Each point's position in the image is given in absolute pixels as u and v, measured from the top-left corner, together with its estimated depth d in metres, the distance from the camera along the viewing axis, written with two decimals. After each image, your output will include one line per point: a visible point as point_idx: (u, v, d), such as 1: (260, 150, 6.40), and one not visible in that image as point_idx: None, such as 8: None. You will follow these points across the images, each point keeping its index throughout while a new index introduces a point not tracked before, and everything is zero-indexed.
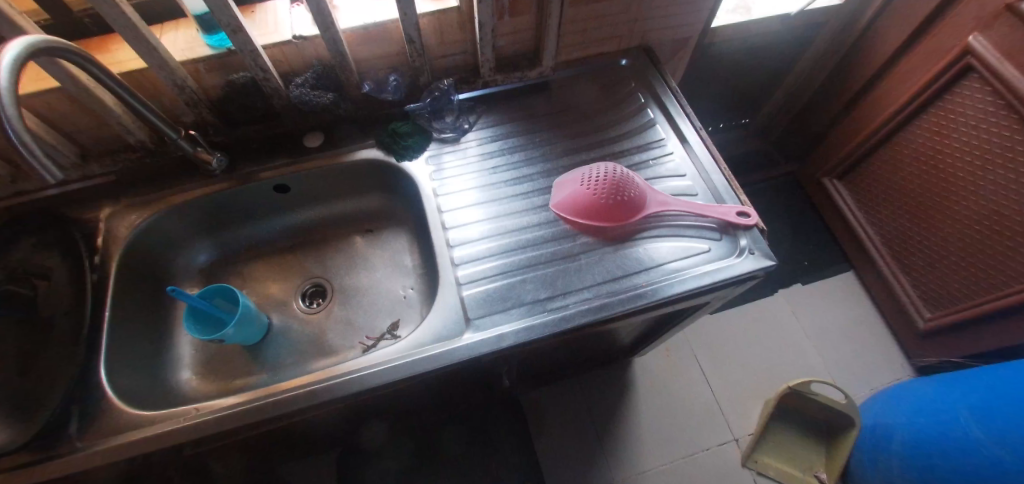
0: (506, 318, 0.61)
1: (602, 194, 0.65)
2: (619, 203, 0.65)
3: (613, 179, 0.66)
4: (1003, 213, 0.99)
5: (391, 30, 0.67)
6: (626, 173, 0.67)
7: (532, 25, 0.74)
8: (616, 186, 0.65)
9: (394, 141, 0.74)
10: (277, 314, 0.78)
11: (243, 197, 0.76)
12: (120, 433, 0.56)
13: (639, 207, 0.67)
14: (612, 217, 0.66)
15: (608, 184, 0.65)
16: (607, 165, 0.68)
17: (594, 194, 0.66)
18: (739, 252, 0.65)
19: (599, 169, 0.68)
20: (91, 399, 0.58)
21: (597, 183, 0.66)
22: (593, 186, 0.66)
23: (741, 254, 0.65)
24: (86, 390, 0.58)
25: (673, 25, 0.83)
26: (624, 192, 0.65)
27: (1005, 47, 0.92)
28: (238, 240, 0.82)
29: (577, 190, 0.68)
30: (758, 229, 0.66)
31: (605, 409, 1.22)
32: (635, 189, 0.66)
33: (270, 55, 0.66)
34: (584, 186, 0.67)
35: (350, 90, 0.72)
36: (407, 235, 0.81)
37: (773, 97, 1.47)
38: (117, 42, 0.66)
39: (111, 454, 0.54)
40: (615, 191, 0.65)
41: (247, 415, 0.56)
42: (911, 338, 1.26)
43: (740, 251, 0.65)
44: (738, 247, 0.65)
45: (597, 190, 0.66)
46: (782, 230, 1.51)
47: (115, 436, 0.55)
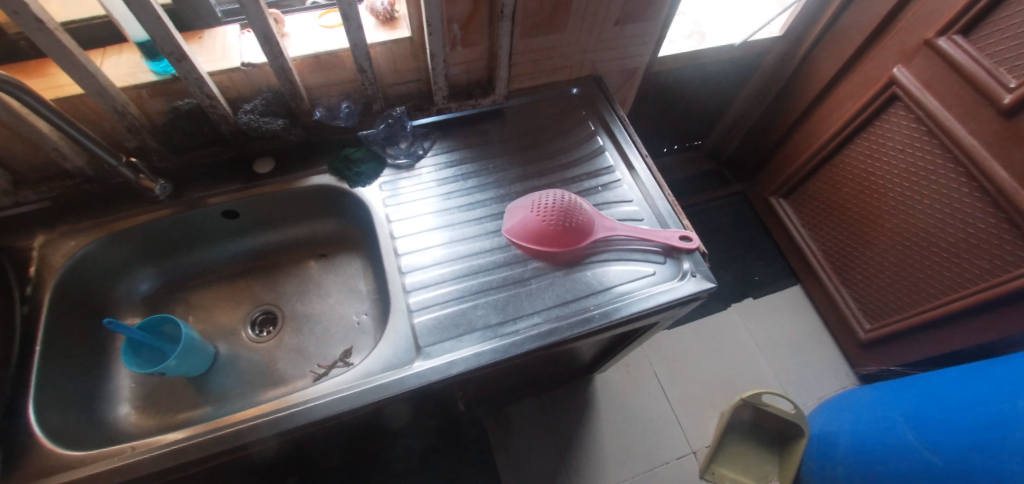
0: (457, 345, 0.61)
1: (551, 220, 0.67)
2: (568, 228, 0.67)
3: (562, 205, 0.68)
4: (931, 230, 1.08)
5: (342, 58, 0.68)
6: (574, 200, 0.70)
7: (485, 55, 0.76)
8: (565, 212, 0.68)
9: (347, 167, 0.74)
10: (224, 343, 0.76)
11: (189, 224, 0.75)
12: (45, 476, 0.53)
13: (588, 232, 0.69)
14: (563, 242, 0.68)
15: (557, 211, 0.68)
16: (556, 193, 0.70)
17: (544, 220, 0.68)
18: (682, 274, 0.67)
19: (549, 196, 0.70)
20: (14, 440, 0.55)
21: (546, 209, 0.68)
22: (543, 212, 0.68)
23: (685, 276, 0.67)
24: (10, 431, 0.55)
25: (621, 56, 0.87)
26: (572, 218, 0.68)
27: (925, 78, 1.02)
28: (184, 266, 0.80)
29: (528, 216, 0.69)
30: (700, 252, 0.69)
31: (568, 425, 1.24)
32: (583, 215, 0.69)
33: (217, 81, 0.65)
34: (534, 213, 0.69)
35: (301, 117, 0.72)
36: (361, 261, 0.81)
37: (724, 119, 1.55)
38: (55, 66, 0.64)
39: None
40: (564, 217, 0.67)
41: (185, 453, 0.54)
42: (854, 348, 1.34)
43: (683, 274, 0.68)
44: (682, 269, 0.68)
45: (546, 216, 0.68)
46: (736, 246, 1.58)
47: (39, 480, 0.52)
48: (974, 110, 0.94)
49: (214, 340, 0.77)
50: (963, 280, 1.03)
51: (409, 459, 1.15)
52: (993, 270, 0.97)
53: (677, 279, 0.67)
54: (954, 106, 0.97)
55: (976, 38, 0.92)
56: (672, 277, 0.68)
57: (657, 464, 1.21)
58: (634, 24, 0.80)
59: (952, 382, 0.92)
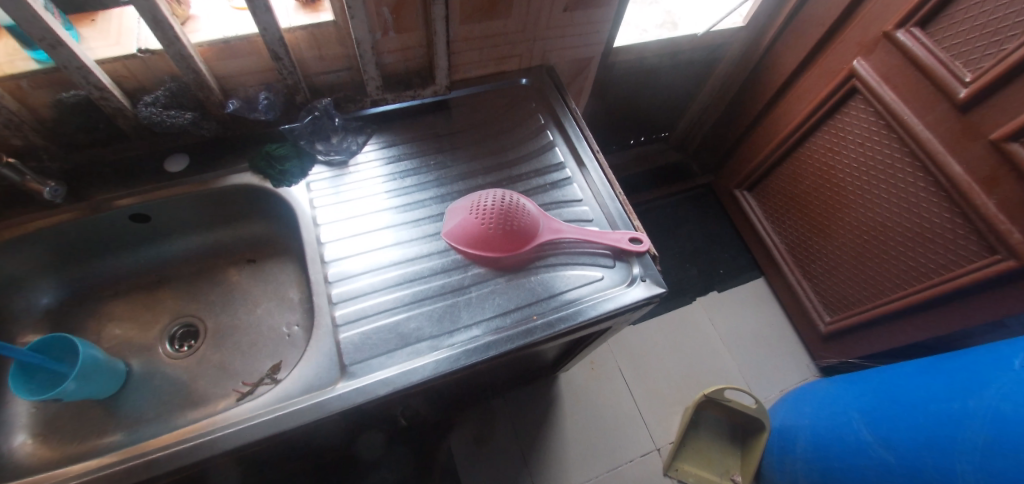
0: (386, 363, 0.56)
1: (491, 222, 0.63)
2: (510, 231, 0.63)
3: (503, 206, 0.64)
4: (889, 224, 1.07)
5: (256, 45, 0.61)
6: (518, 199, 0.65)
7: (423, 42, 0.70)
8: (506, 213, 0.63)
9: (269, 165, 0.67)
10: (138, 360, 0.70)
11: (91, 231, 0.66)
12: None
13: (533, 234, 0.64)
14: (505, 246, 0.63)
15: (497, 212, 0.63)
16: (498, 192, 0.66)
17: (483, 223, 0.63)
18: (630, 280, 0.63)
19: (490, 196, 0.65)
20: None
21: (486, 211, 0.63)
22: (482, 215, 0.63)
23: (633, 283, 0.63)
24: None
25: (573, 45, 0.82)
26: (514, 219, 0.63)
27: (883, 71, 1.00)
28: (91, 277, 0.71)
29: (468, 219, 0.64)
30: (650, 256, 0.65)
31: (531, 426, 1.21)
32: (527, 216, 0.64)
33: (109, 70, 0.57)
34: (473, 215, 0.64)
35: (212, 109, 0.64)
36: (293, 267, 0.75)
37: (690, 111, 1.53)
38: None
39: None
40: (505, 218, 0.63)
41: None
42: (815, 340, 1.35)
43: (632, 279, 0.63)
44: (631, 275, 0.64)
45: (485, 219, 0.63)
46: (702, 239, 1.57)
47: None
48: (931, 103, 0.93)
49: (128, 357, 0.70)
50: (918, 274, 1.04)
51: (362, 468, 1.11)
52: (948, 264, 0.97)
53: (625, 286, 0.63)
54: (912, 100, 0.96)
55: (933, 31, 0.90)
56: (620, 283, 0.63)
57: (621, 462, 1.19)
58: (584, 11, 0.75)
59: (905, 376, 0.93)
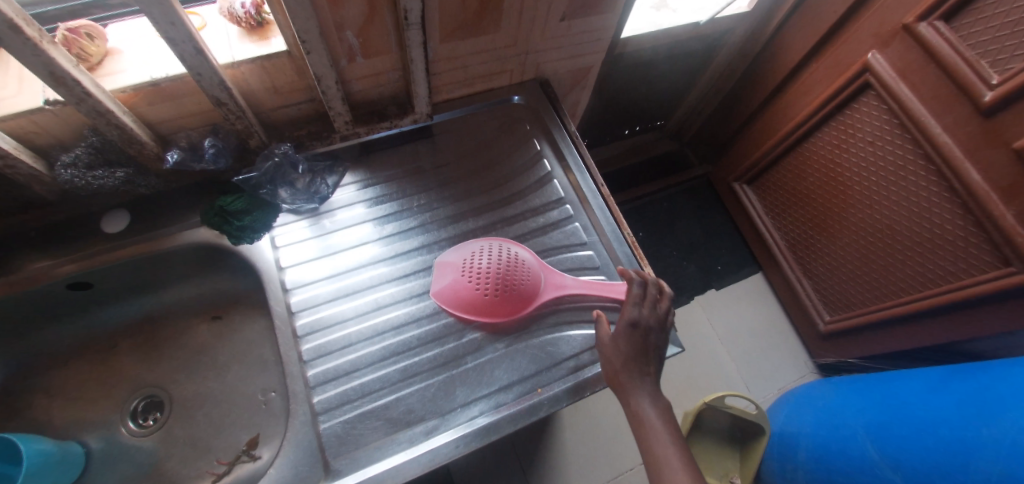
0: (376, 456, 0.50)
1: (488, 287, 0.57)
2: (509, 293, 0.57)
3: (500, 266, 0.58)
4: (897, 228, 1.03)
5: (193, 86, 0.50)
6: (516, 254, 0.60)
7: (397, 66, 0.59)
8: (504, 273, 0.57)
9: (224, 221, 0.58)
10: (97, 437, 0.63)
11: (19, 306, 0.57)
12: None
13: (535, 292, 0.58)
14: (505, 310, 0.57)
15: (494, 275, 0.57)
16: (492, 248, 0.60)
17: (478, 288, 0.57)
18: (630, 320, 0.53)
19: (483, 254, 0.59)
20: None
21: (481, 273, 0.57)
22: (477, 278, 0.57)
23: (633, 323, 0.53)
24: None
25: (570, 55, 0.72)
26: (513, 279, 0.57)
27: (900, 67, 0.92)
28: (30, 351, 0.62)
29: (460, 281, 0.58)
30: (652, 288, 0.55)
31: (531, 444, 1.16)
32: (527, 273, 0.58)
33: (9, 129, 0.46)
34: (466, 277, 0.58)
35: (148, 164, 0.54)
36: (265, 324, 0.67)
37: (688, 98, 1.43)
38: None
39: None
40: (503, 280, 0.57)
41: None
42: (813, 338, 1.34)
43: (632, 319, 0.53)
44: (631, 312, 0.53)
45: (481, 282, 0.57)
46: (700, 234, 1.52)
47: None
48: (951, 105, 0.86)
49: (84, 436, 0.62)
50: (925, 279, 1.01)
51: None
52: (958, 272, 0.95)
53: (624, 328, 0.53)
54: (930, 99, 0.89)
55: (959, 25, 0.82)
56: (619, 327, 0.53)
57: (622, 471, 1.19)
58: (584, 19, 0.64)
59: (912, 393, 0.92)
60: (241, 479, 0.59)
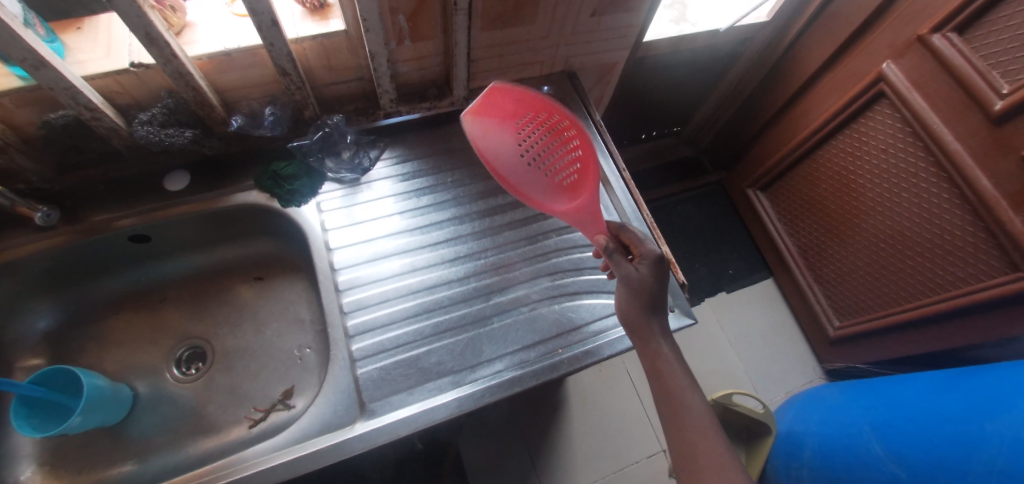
0: (408, 400, 0.54)
1: (529, 156, 0.56)
2: (547, 176, 0.55)
3: (550, 143, 0.56)
4: (906, 234, 1.05)
5: (261, 57, 0.56)
6: (574, 140, 0.55)
7: (440, 51, 0.65)
8: (551, 155, 0.55)
9: (277, 184, 0.64)
10: (144, 382, 0.67)
11: (86, 253, 0.62)
12: None
13: (577, 192, 0.54)
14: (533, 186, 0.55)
15: (540, 152, 0.55)
16: (553, 115, 0.55)
17: (522, 155, 0.55)
18: (655, 257, 0.51)
19: (539, 116, 0.55)
20: None
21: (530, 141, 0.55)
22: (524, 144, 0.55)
23: (659, 259, 0.51)
24: None
25: (598, 50, 0.77)
26: (556, 168, 0.55)
27: (914, 77, 0.95)
28: (91, 297, 0.68)
29: (506, 133, 0.55)
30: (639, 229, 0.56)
31: (534, 434, 1.15)
32: (577, 163, 0.55)
33: (99, 86, 0.52)
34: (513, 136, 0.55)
35: (214, 126, 0.60)
36: (303, 286, 0.72)
37: (705, 105, 1.47)
38: None
39: None
40: (546, 159, 0.56)
41: None
42: (823, 343, 1.36)
43: (657, 255, 0.51)
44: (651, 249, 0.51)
45: (527, 151, 0.55)
46: (712, 238, 1.54)
47: None
48: (964, 114, 0.88)
49: (133, 380, 0.67)
50: (934, 285, 1.03)
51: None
52: (966, 278, 0.96)
53: (649, 263, 0.51)
54: (942, 109, 0.92)
55: (972, 37, 0.85)
56: (646, 265, 0.51)
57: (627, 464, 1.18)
58: (612, 15, 0.69)
59: (919, 394, 0.93)
60: (277, 425, 0.64)
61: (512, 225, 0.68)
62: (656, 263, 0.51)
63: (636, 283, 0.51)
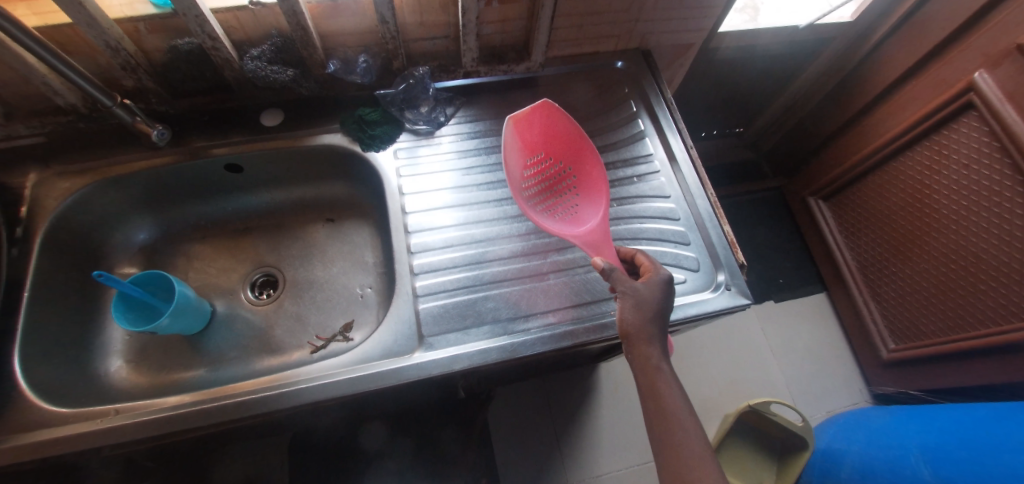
0: (462, 339, 0.57)
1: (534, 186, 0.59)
2: (549, 210, 0.59)
3: (556, 179, 0.61)
4: (983, 256, 0.98)
5: (364, 5, 0.60)
6: (573, 176, 0.62)
7: (524, 15, 0.66)
8: (555, 185, 0.61)
9: (360, 128, 0.68)
10: (222, 301, 0.73)
11: (186, 174, 0.69)
12: (50, 426, 0.53)
13: (586, 217, 0.58)
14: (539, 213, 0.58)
15: (547, 185, 0.61)
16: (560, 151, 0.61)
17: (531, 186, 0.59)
18: (667, 278, 0.51)
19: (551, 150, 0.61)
20: (12, 392, 0.54)
21: (546, 175, 0.61)
22: (541, 174, 0.60)
23: (669, 281, 0.51)
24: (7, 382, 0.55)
25: (677, 29, 0.76)
26: (559, 202, 0.60)
27: (1009, 88, 0.87)
28: (184, 218, 0.75)
29: (519, 159, 0.58)
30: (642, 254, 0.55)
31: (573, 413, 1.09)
32: (576, 196, 0.61)
33: (221, 20, 0.57)
34: (536, 167, 0.60)
35: (313, 68, 0.65)
36: (369, 230, 0.76)
37: (771, 108, 1.42)
38: None
39: (28, 451, 0.51)
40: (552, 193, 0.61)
41: (200, 417, 0.53)
42: (874, 366, 1.29)
43: (668, 279, 0.51)
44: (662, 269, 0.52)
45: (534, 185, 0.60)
46: (763, 245, 1.49)
47: (38, 431, 0.53)
48: None
49: (212, 298, 0.73)
50: (1006, 313, 0.96)
51: (369, 449, 0.98)
52: None
53: (660, 284, 0.50)
54: None
55: None
56: (656, 283, 0.51)
57: None
58: None
59: (983, 426, 0.87)
60: (336, 353, 0.68)
61: None
62: (665, 286, 0.51)
63: (641, 298, 0.49)
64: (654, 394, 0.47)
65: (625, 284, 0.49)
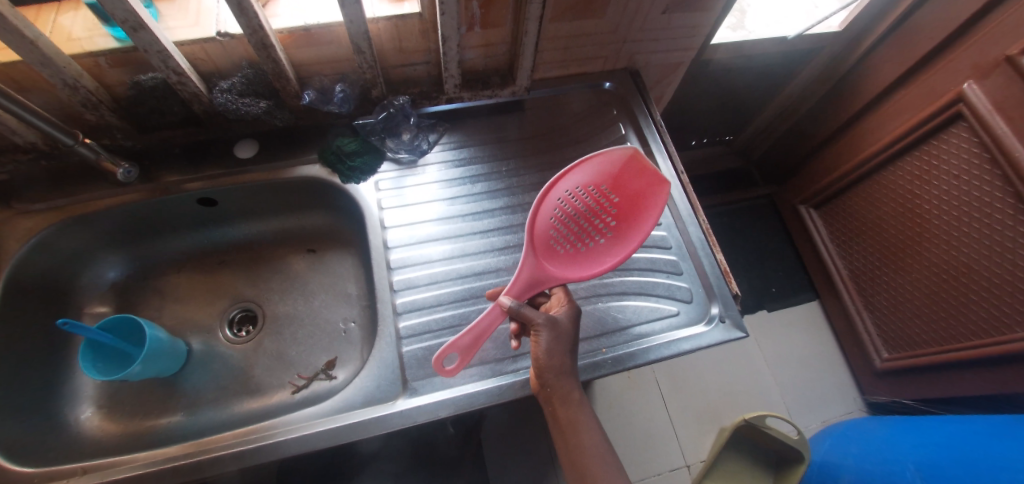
0: (449, 383, 0.55)
1: (578, 202, 0.56)
2: (560, 229, 0.56)
3: (586, 223, 0.56)
4: (974, 267, 0.97)
5: (338, 34, 0.57)
6: (593, 246, 0.56)
7: (508, 39, 0.64)
8: (574, 226, 0.56)
9: (339, 160, 0.66)
10: (199, 340, 0.70)
11: (157, 210, 0.66)
12: None
13: (557, 260, 0.55)
14: (554, 215, 0.55)
15: (585, 220, 0.56)
16: (623, 216, 0.56)
17: (580, 203, 0.56)
18: (576, 313, 0.52)
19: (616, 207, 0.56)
20: None
21: (598, 214, 0.56)
22: (592, 209, 0.56)
23: (578, 317, 0.52)
24: None
25: (664, 49, 0.74)
26: (570, 236, 0.56)
27: (998, 100, 0.86)
28: (157, 254, 0.72)
29: (578, 181, 0.56)
30: (557, 286, 0.55)
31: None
32: (573, 251, 0.56)
33: (187, 53, 0.54)
34: (593, 201, 0.56)
35: (287, 99, 0.62)
36: (352, 261, 0.74)
37: (761, 116, 1.41)
38: (35, 19, 0.54)
39: None
40: (580, 226, 0.56)
41: (174, 474, 0.50)
42: (867, 374, 1.29)
43: (575, 312, 0.52)
44: (571, 306, 0.52)
45: (585, 207, 0.56)
46: (755, 253, 1.49)
47: None
48: None
49: (189, 337, 0.70)
50: (998, 325, 0.96)
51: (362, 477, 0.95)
52: None
53: (568, 315, 0.51)
54: None
55: None
56: (567, 318, 0.51)
57: (650, 474, 1.17)
58: (686, 14, 0.66)
59: (979, 440, 0.87)
60: (319, 393, 0.65)
61: None
62: (573, 320, 0.51)
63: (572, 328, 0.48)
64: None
65: (534, 312, 0.50)
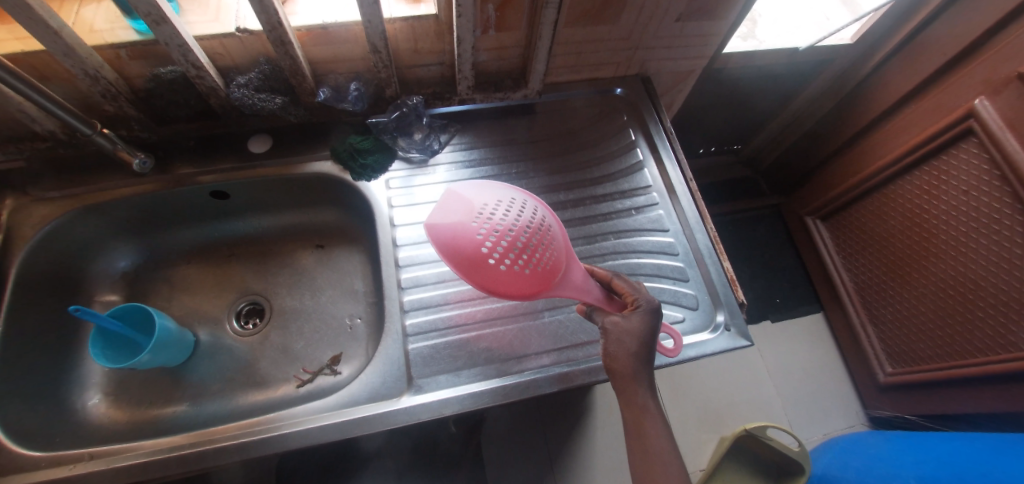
0: (454, 381, 0.55)
1: (506, 255, 0.46)
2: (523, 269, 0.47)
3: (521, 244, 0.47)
4: (981, 283, 0.97)
5: (355, 33, 0.58)
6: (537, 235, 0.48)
7: (521, 43, 0.65)
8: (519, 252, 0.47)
9: (352, 158, 0.66)
10: (206, 331, 0.70)
11: (169, 201, 0.67)
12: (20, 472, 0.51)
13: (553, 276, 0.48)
14: (536, 281, 0.47)
15: (510, 234, 0.46)
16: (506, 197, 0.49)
17: (496, 249, 0.46)
18: (653, 307, 0.48)
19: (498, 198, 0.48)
20: None
21: (490, 217, 0.47)
22: (488, 229, 0.46)
23: (657, 310, 0.48)
24: None
25: (676, 57, 0.75)
26: (538, 241, 0.48)
27: (1010, 117, 0.85)
28: (168, 244, 0.73)
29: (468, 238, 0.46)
30: (621, 277, 0.51)
31: (565, 418, 1.08)
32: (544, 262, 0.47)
33: (206, 47, 0.55)
34: (479, 226, 0.46)
35: (303, 95, 0.63)
36: (360, 257, 0.74)
37: (770, 126, 1.41)
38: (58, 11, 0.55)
39: None
40: (519, 243, 0.47)
41: (177, 463, 0.51)
42: (871, 388, 1.29)
43: (653, 305, 0.49)
44: (644, 299, 0.49)
45: (497, 238, 0.46)
46: (761, 263, 1.48)
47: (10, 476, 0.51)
48: None
49: (196, 328, 0.70)
50: (1003, 342, 0.95)
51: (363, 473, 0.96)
52: None
53: (640, 316, 0.48)
54: None
55: None
56: (640, 316, 0.48)
57: None
58: (699, 23, 0.66)
59: (983, 458, 0.86)
60: (324, 388, 0.66)
61: (572, 222, 0.68)
62: (650, 313, 0.48)
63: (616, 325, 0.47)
64: (644, 436, 0.46)
65: (604, 319, 0.48)
